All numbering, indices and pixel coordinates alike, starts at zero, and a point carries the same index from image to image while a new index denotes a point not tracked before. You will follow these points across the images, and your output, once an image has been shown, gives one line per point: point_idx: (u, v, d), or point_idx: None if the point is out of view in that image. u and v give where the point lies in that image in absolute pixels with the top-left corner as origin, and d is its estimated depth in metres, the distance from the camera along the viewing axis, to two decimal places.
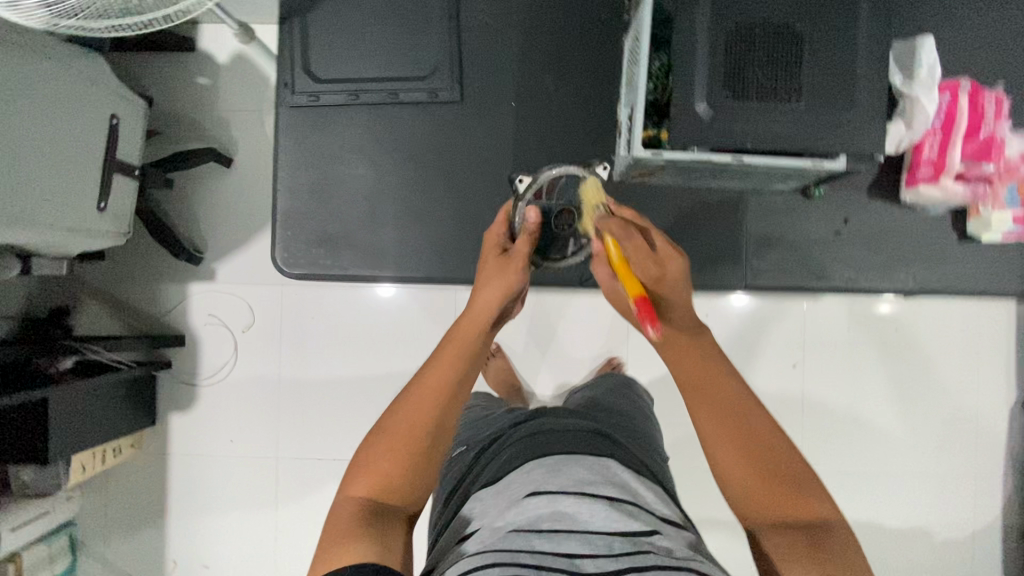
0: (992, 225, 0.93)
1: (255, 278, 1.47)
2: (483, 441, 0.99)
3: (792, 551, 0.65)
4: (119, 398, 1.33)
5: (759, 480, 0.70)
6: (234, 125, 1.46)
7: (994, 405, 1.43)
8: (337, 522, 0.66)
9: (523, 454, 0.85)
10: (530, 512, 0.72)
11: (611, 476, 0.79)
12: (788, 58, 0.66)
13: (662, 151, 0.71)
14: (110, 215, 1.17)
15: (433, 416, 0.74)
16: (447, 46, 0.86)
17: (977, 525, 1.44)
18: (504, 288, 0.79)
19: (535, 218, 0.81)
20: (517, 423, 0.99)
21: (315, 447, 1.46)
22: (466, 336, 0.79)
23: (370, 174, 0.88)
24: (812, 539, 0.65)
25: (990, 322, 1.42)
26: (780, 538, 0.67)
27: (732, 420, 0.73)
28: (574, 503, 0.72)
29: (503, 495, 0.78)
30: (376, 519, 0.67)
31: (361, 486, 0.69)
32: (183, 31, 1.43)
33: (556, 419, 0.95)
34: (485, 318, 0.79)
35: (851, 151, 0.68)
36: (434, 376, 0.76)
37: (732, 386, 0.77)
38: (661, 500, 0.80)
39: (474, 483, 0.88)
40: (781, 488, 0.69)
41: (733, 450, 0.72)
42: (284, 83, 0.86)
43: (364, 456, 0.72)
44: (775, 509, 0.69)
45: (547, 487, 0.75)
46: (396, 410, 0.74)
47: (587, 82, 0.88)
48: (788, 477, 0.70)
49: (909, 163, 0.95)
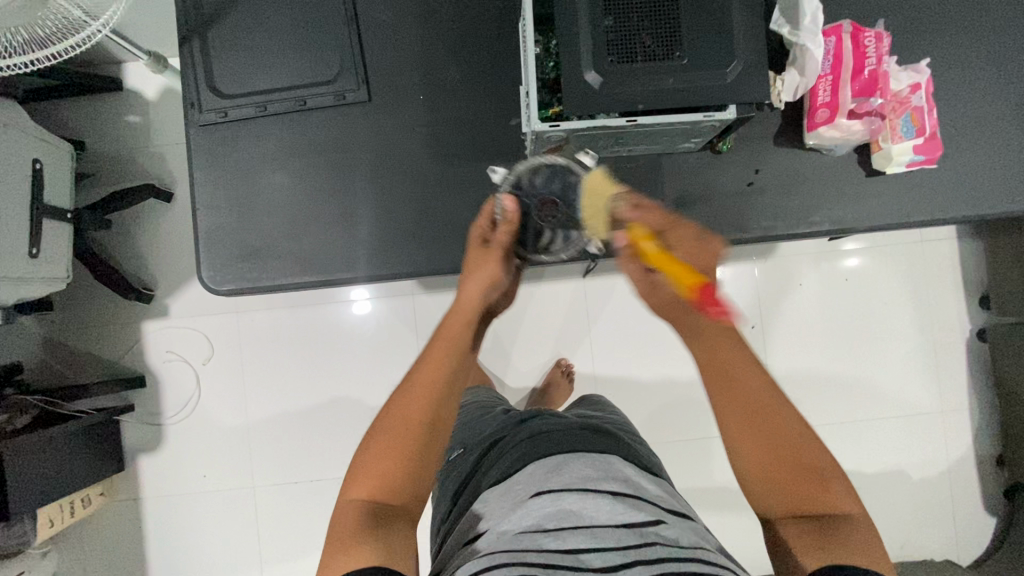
0: (895, 157, 0.83)
1: (211, 308, 1.46)
2: (482, 439, 0.93)
3: (808, 543, 0.59)
4: (82, 447, 1.29)
5: (777, 466, 0.62)
6: (172, 159, 1.45)
7: (954, 337, 1.46)
8: (339, 529, 0.61)
9: (529, 453, 0.78)
10: (533, 513, 0.66)
11: (611, 469, 0.73)
12: (668, 17, 0.69)
13: (560, 123, 0.73)
14: (46, 261, 1.17)
15: (429, 410, 0.68)
16: (348, 48, 0.88)
17: (954, 458, 1.45)
18: (487, 279, 0.78)
19: (512, 209, 0.76)
20: (507, 424, 0.93)
21: (289, 471, 1.44)
22: (457, 329, 0.74)
23: (288, 180, 0.89)
24: (829, 530, 0.59)
25: (935, 254, 1.46)
26: (796, 527, 0.60)
27: (744, 399, 0.64)
28: (578, 500, 0.66)
29: (509, 495, 0.72)
30: (378, 525, 0.62)
31: (360, 488, 0.64)
32: (109, 72, 1.42)
33: (552, 419, 0.89)
34: (470, 310, 0.77)
35: (738, 100, 0.70)
36: (426, 371, 0.70)
37: (747, 365, 0.66)
38: (669, 495, 0.74)
39: (474, 489, 0.82)
40: (800, 473, 0.62)
41: (745, 432, 0.64)
42: (192, 103, 0.89)
43: (363, 457, 0.66)
44: (791, 496, 0.62)
45: (551, 484, 0.69)
46: (388, 408, 0.69)
47: (491, 68, 0.89)
48: (810, 461, 0.62)
49: (806, 109, 0.84)
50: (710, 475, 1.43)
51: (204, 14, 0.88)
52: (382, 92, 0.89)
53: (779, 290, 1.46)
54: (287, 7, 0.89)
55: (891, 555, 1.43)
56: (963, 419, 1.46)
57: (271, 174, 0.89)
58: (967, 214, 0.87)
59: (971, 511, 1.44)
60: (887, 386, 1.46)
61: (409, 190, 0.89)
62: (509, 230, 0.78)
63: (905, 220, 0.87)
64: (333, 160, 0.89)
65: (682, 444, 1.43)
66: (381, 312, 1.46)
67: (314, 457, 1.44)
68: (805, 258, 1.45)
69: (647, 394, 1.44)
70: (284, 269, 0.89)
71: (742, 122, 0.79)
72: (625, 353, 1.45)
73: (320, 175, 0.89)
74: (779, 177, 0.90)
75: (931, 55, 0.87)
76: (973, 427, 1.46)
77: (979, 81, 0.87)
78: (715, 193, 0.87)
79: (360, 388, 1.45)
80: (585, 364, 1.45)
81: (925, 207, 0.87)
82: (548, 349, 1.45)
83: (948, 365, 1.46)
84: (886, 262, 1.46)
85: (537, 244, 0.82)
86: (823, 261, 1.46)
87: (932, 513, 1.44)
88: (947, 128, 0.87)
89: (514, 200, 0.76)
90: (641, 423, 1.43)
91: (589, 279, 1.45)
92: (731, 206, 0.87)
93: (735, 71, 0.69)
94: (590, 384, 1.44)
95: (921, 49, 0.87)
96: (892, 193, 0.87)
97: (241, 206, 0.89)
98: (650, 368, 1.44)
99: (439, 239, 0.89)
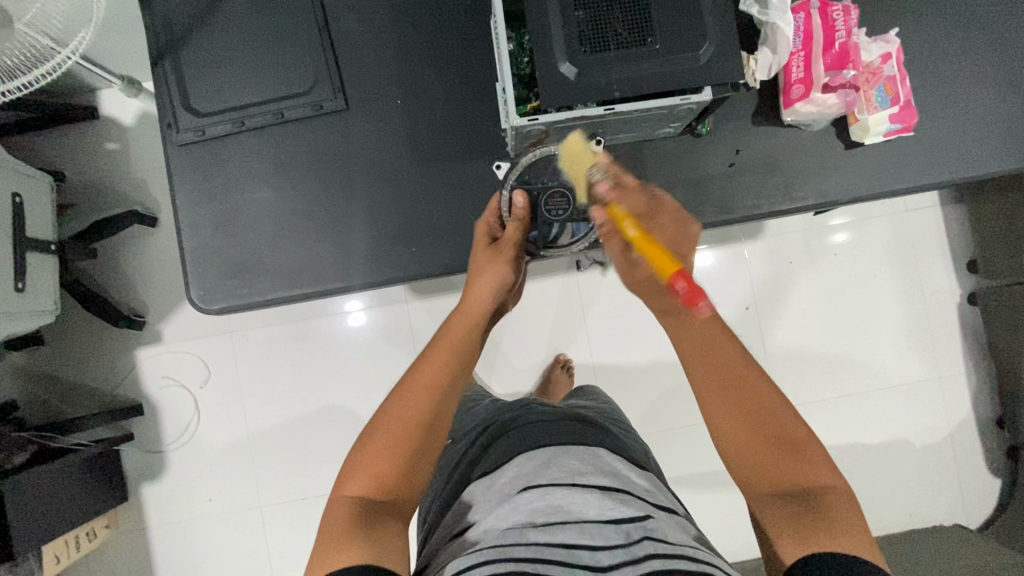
0: (872, 127, 0.83)
1: (205, 330, 1.45)
2: (471, 431, 0.92)
3: (792, 525, 0.58)
4: (82, 479, 1.28)
5: (759, 449, 0.64)
6: (154, 183, 1.44)
7: (947, 302, 1.47)
8: (332, 525, 0.60)
9: (517, 446, 0.78)
10: (523, 508, 0.66)
11: (599, 463, 0.73)
12: (636, 6, 0.70)
13: (539, 116, 0.73)
14: (33, 294, 1.16)
15: (432, 406, 0.70)
16: (322, 58, 0.88)
17: (955, 422, 1.46)
18: (496, 275, 0.80)
19: (523, 202, 0.79)
20: (495, 415, 0.93)
21: (293, 487, 1.43)
22: (459, 331, 0.78)
23: (271, 195, 0.89)
24: (813, 516, 0.58)
25: (922, 222, 1.47)
26: (778, 513, 0.60)
27: (727, 377, 0.68)
28: (567, 494, 0.66)
29: (497, 489, 0.73)
30: (372, 517, 0.61)
31: (354, 484, 0.64)
32: (84, 100, 1.41)
33: (539, 410, 0.89)
34: (482, 307, 0.81)
35: (710, 82, 0.70)
36: (429, 370, 0.73)
37: (734, 348, 0.70)
38: (656, 489, 0.74)
39: (461, 483, 0.81)
40: (782, 452, 0.63)
41: (727, 415, 0.66)
42: (169, 124, 0.88)
43: (361, 452, 0.67)
44: (773, 478, 0.63)
45: (541, 479, 0.69)
46: (388, 409, 0.70)
47: (467, 68, 0.89)
48: (787, 438, 0.64)
49: (781, 88, 0.85)
50: (715, 458, 1.43)
51: (175, 33, 0.88)
52: (359, 99, 0.89)
53: (770, 269, 1.47)
54: (259, 21, 0.89)
55: (899, 524, 1.44)
56: (961, 382, 1.47)
57: (257, 189, 0.89)
58: (947, 179, 0.88)
59: (974, 474, 1.45)
60: (882, 355, 1.47)
61: (394, 195, 0.89)
62: (520, 226, 0.82)
63: (885, 189, 0.88)
64: (314, 170, 0.89)
65: (684, 428, 1.43)
66: (377, 322, 1.45)
67: (318, 472, 1.43)
68: (795, 234, 1.47)
69: (646, 382, 1.44)
70: (273, 283, 0.89)
71: (717, 102, 0.80)
72: (622, 343, 1.45)
73: (301, 186, 0.89)
74: (757, 150, 0.88)
75: (900, 24, 0.88)
76: (971, 391, 1.47)
77: (949, 46, 0.88)
78: (697, 176, 0.88)
79: (359, 399, 1.44)
80: (583, 357, 1.45)
81: (904, 174, 0.88)
82: (545, 344, 1.45)
83: (942, 330, 1.47)
84: (872, 234, 1.47)
85: (546, 238, 0.84)
86: (810, 238, 1.47)
87: (937, 479, 1.45)
88: (921, 94, 0.88)
89: (525, 198, 0.80)
90: (642, 411, 1.43)
91: (581, 273, 1.45)
92: (711, 188, 0.88)
93: (704, 55, 0.70)
94: (589, 376, 1.44)
95: (890, 20, 0.88)
96: (872, 162, 0.88)
97: (224, 223, 0.89)
98: (647, 357, 1.45)
99: (426, 242, 0.89)
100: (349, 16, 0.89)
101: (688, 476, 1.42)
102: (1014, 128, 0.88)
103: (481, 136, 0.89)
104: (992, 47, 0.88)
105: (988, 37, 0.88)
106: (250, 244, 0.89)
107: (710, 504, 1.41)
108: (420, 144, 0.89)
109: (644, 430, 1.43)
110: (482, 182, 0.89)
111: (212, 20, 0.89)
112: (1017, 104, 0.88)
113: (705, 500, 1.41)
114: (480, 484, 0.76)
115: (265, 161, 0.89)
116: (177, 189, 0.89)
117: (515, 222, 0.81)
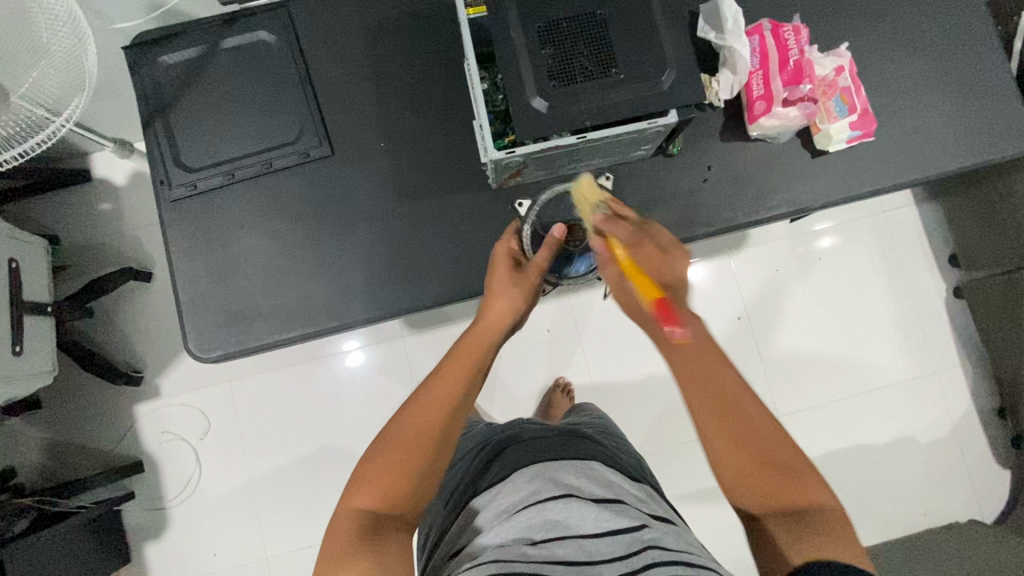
0: (834, 135, 0.88)
1: (202, 379, 1.45)
2: (468, 454, 0.92)
3: (791, 533, 0.56)
4: (81, 540, 1.25)
5: (753, 470, 0.60)
6: (149, 240, 1.47)
7: (932, 292, 1.50)
8: (338, 538, 0.59)
9: (511, 464, 0.78)
10: (522, 525, 0.65)
11: (592, 476, 0.73)
12: (598, 41, 0.74)
13: (516, 149, 0.77)
14: (31, 357, 1.17)
15: (441, 423, 0.68)
16: (306, 109, 0.92)
17: (958, 415, 1.47)
18: (515, 300, 0.79)
19: (557, 233, 0.79)
20: (493, 436, 0.93)
21: (298, 533, 1.40)
22: (475, 345, 0.75)
23: (261, 242, 0.92)
24: (812, 524, 0.56)
25: (899, 220, 1.51)
26: (774, 520, 0.58)
27: (719, 392, 0.63)
28: (563, 508, 0.65)
29: (493, 507, 0.72)
30: (379, 533, 0.60)
31: (362, 497, 0.63)
32: (78, 164, 1.45)
33: (533, 428, 0.90)
34: (493, 331, 0.77)
35: (674, 106, 0.74)
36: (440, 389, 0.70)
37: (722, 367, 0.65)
38: (650, 498, 0.74)
39: (458, 506, 0.80)
40: (778, 473, 0.60)
41: (720, 425, 0.62)
42: (161, 181, 0.92)
43: (369, 466, 0.65)
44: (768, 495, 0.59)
45: (540, 495, 0.68)
46: (401, 418, 0.68)
47: (446, 107, 0.93)
48: (782, 461, 0.60)
49: (744, 105, 0.90)
50: None
51: (166, 96, 0.93)
52: (345, 145, 0.92)
53: (757, 277, 1.50)
54: (245, 80, 0.93)
55: (914, 524, 1.42)
56: (955, 374, 1.48)
57: (248, 237, 0.92)
58: (913, 178, 0.92)
59: (983, 466, 1.45)
60: (877, 353, 1.48)
61: (383, 232, 0.91)
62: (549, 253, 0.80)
63: (855, 193, 0.92)
64: (302, 214, 0.92)
65: (689, 442, 1.43)
66: (375, 359, 1.46)
67: (324, 515, 1.41)
68: (780, 242, 1.50)
69: (647, 397, 1.45)
70: (271, 327, 0.90)
71: (685, 124, 0.83)
72: (619, 360, 1.46)
73: (290, 229, 0.91)
74: (729, 165, 0.92)
75: (850, 38, 0.94)
76: (969, 385, 1.48)
77: (898, 55, 0.94)
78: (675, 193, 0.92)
79: (361, 436, 1.43)
80: (582, 377, 1.45)
81: (871, 177, 0.92)
82: (544, 368, 1.46)
83: (933, 326, 1.49)
84: (852, 236, 1.51)
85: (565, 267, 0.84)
86: (795, 244, 1.51)
87: (947, 474, 1.44)
88: (877, 100, 0.93)
89: (564, 229, 0.79)
90: (646, 427, 1.43)
91: (573, 296, 1.47)
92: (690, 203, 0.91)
93: (662, 83, 0.74)
94: (590, 398, 1.44)
95: (841, 35, 0.94)
96: (839, 167, 0.92)
97: (220, 272, 0.91)
98: (645, 373, 1.46)
99: (416, 276, 0.91)
100: (330, 69, 0.93)
101: (699, 491, 1.41)
102: (969, 128, 0.92)
103: (463, 171, 0.92)
104: (939, 53, 0.94)
105: (934, 44, 0.94)
106: (248, 289, 0.91)
107: (722, 519, 1.39)
108: (404, 182, 0.92)
109: (648, 446, 1.43)
110: (467, 214, 0.92)
111: (200, 80, 0.93)
112: (968, 102, 0.93)
113: (716, 515, 1.39)
114: (479, 503, 0.75)
115: (255, 207, 0.92)
116: (170, 243, 0.92)
117: (545, 249, 0.79)
